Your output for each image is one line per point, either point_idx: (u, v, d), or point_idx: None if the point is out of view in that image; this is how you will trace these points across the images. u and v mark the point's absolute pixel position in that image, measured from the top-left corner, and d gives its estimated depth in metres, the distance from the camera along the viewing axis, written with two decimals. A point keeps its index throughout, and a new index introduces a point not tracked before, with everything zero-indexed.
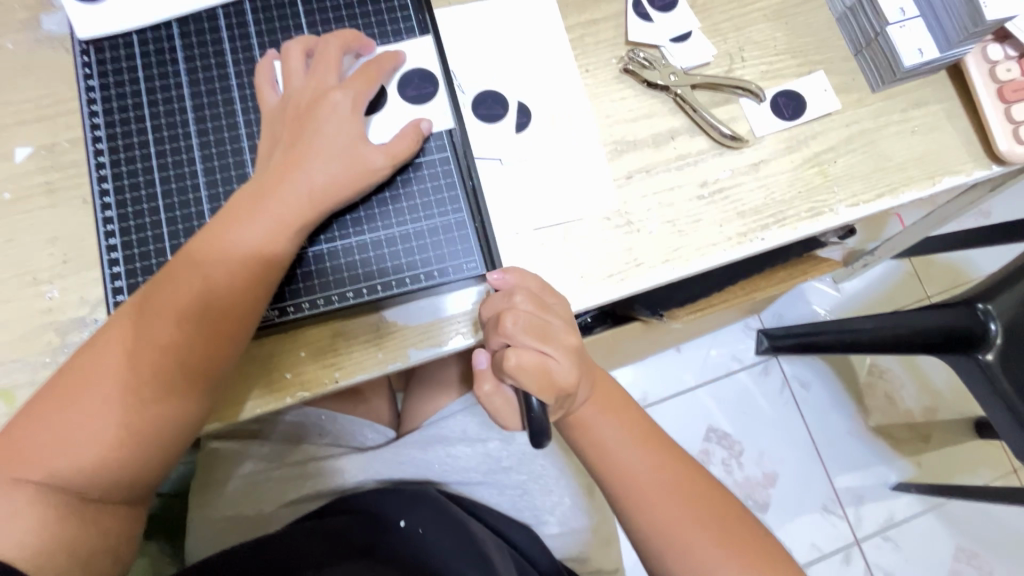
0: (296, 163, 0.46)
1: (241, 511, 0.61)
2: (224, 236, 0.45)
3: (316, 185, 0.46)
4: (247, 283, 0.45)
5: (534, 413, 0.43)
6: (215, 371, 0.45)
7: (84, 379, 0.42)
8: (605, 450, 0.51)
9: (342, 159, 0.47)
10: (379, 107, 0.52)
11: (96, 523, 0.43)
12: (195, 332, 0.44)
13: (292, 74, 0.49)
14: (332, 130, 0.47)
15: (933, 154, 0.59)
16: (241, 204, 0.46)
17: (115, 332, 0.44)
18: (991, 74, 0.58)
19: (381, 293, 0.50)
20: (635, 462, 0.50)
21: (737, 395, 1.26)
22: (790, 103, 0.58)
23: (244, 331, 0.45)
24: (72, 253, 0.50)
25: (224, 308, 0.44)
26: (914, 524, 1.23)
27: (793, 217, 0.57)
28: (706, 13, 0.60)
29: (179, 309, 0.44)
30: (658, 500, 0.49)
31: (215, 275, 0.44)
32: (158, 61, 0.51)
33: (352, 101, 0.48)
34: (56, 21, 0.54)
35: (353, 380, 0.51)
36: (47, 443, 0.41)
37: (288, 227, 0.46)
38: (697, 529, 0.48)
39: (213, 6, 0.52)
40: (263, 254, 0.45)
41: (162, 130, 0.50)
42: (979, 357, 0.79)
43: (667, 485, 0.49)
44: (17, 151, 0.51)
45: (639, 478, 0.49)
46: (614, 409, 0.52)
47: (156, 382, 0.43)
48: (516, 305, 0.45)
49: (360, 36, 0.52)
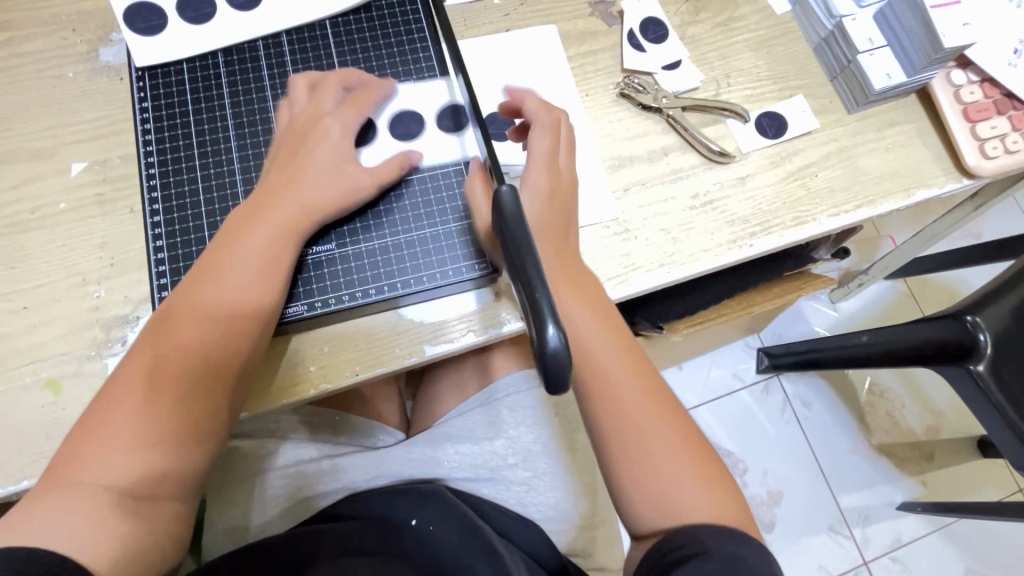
0: (293, 180, 0.51)
1: (260, 506, 0.63)
2: (235, 245, 0.50)
3: (309, 195, 0.51)
4: (256, 286, 0.49)
5: (550, 347, 0.31)
6: (236, 366, 0.49)
7: (119, 384, 0.46)
8: (583, 346, 0.50)
9: (332, 174, 0.52)
10: (417, 136, 0.59)
11: (146, 519, 0.45)
12: (214, 336, 0.48)
13: (296, 99, 0.55)
14: (327, 152, 0.53)
15: (907, 169, 0.64)
16: (245, 216, 0.51)
17: (147, 340, 0.48)
18: (955, 97, 0.64)
19: (401, 290, 0.55)
20: (612, 371, 0.50)
21: (738, 413, 1.28)
22: (772, 123, 0.64)
23: (258, 327, 0.50)
24: (119, 256, 0.55)
25: (237, 312, 0.49)
26: (922, 544, 1.23)
27: (779, 225, 0.61)
28: (694, 44, 0.67)
29: (200, 314, 0.48)
30: (633, 418, 0.49)
31: (228, 279, 0.49)
32: (204, 85, 0.57)
33: (341, 129, 0.54)
34: (113, 52, 0.60)
35: (373, 373, 0.54)
36: (93, 447, 0.44)
37: (287, 230, 0.50)
38: (666, 459, 0.48)
39: (254, 38, 0.59)
40: (267, 257, 0.50)
41: (206, 145, 0.56)
42: (971, 367, 0.81)
43: (645, 408, 0.49)
44: (73, 166, 0.57)
45: (611, 381, 0.49)
46: (595, 300, 0.51)
47: (185, 386, 0.47)
48: (534, 113, 0.53)
49: (361, 73, 0.58)
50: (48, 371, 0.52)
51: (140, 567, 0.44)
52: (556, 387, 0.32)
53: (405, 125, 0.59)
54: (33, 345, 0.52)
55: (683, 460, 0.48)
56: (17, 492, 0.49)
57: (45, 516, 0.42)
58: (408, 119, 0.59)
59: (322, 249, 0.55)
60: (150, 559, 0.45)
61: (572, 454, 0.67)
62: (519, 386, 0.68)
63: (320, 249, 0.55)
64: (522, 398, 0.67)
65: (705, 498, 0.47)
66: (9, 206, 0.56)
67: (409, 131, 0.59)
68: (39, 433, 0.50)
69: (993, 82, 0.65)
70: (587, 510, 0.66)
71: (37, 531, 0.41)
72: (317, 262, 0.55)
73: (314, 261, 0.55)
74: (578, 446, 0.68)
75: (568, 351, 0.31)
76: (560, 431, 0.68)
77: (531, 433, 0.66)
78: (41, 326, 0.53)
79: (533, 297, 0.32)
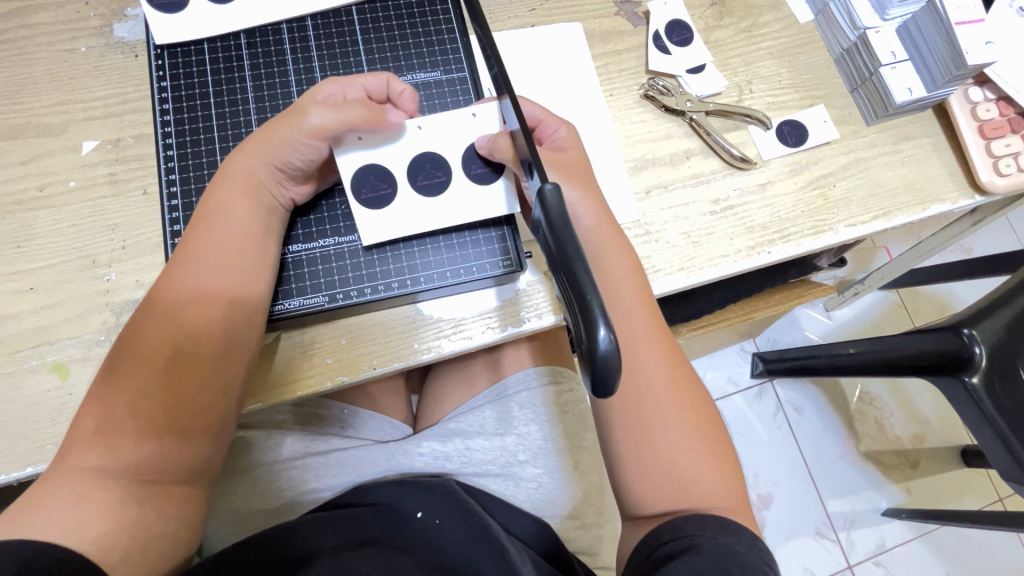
0: (252, 142, 0.50)
1: (267, 500, 0.62)
2: (213, 217, 0.48)
3: (279, 151, 0.49)
4: (231, 256, 0.47)
5: (601, 349, 0.30)
6: (212, 338, 0.46)
7: (111, 368, 0.45)
8: (613, 297, 0.51)
9: (294, 119, 0.49)
10: (443, 186, 0.54)
11: (154, 509, 0.44)
12: (196, 313, 0.46)
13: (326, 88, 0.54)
14: (308, 99, 0.50)
15: (921, 183, 0.65)
16: (224, 188, 0.49)
17: (133, 325, 0.46)
18: (972, 114, 0.64)
19: (423, 285, 0.54)
20: (638, 327, 0.52)
21: (731, 416, 1.29)
22: (793, 131, 0.64)
23: (230, 293, 0.47)
24: (131, 239, 0.53)
25: (215, 281, 0.46)
26: (904, 551, 1.25)
27: (796, 234, 0.62)
28: (718, 49, 0.67)
29: (184, 293, 0.46)
30: (647, 370, 0.51)
31: (207, 252, 0.47)
32: (226, 67, 0.56)
33: (339, 78, 0.51)
34: (128, 28, 0.58)
35: (390, 368, 0.54)
36: (94, 435, 0.43)
37: (254, 188, 0.49)
38: (666, 417, 0.51)
39: (279, 21, 0.57)
40: (236, 224, 0.48)
41: (227, 129, 0.55)
42: (967, 380, 0.81)
43: (661, 365, 0.52)
44: (84, 145, 0.55)
45: (632, 336, 0.51)
46: (628, 254, 0.53)
47: (165, 362, 0.45)
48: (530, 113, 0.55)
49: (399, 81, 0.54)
50: (54, 355, 0.50)
51: (152, 560, 0.43)
52: (604, 389, 0.31)
53: (429, 173, 0.54)
54: (39, 328, 0.50)
55: (685, 426, 0.51)
56: (20, 479, 0.48)
57: (53, 506, 0.40)
58: (430, 166, 0.54)
59: (346, 240, 0.54)
60: (160, 550, 0.44)
61: (581, 451, 0.67)
62: (530, 383, 0.68)
63: (343, 240, 0.54)
64: (532, 394, 0.68)
65: (698, 469, 0.50)
66: (17, 182, 0.54)
67: (434, 181, 0.54)
68: (42, 419, 0.48)
69: (1009, 101, 0.66)
70: (594, 510, 0.66)
71: (44, 521, 0.40)
72: (340, 252, 0.54)
73: (337, 250, 0.54)
74: (587, 443, 0.68)
75: (617, 354, 0.30)
76: (569, 430, 0.67)
77: (541, 432, 0.66)
78: (46, 308, 0.51)
79: (583, 298, 0.31)
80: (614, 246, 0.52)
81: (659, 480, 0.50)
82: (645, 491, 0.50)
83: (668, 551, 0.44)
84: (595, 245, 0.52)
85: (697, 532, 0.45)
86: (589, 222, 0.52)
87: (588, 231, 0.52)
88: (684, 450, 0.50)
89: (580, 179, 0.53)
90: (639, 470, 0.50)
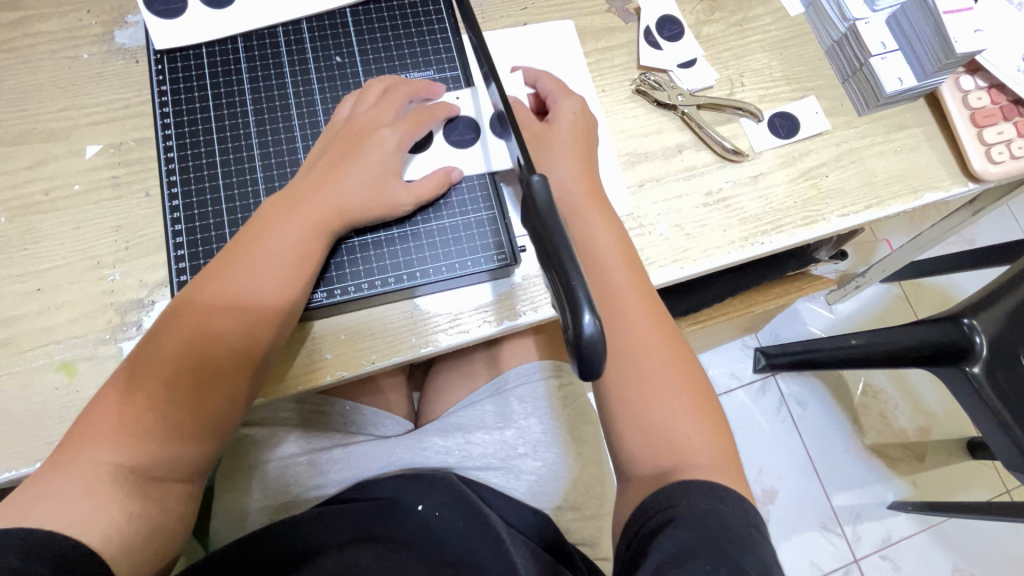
0: (344, 182, 0.51)
1: (274, 494, 0.63)
2: (268, 243, 0.49)
3: (348, 199, 0.51)
4: (290, 284, 0.49)
5: (586, 334, 0.31)
6: (244, 358, 0.47)
7: (146, 365, 0.46)
8: (598, 253, 0.53)
9: (374, 183, 0.52)
10: (468, 142, 0.58)
11: (157, 504, 0.45)
12: (246, 333, 0.47)
13: (363, 103, 0.55)
14: (376, 138, 0.53)
15: (914, 171, 0.65)
16: (281, 213, 0.50)
17: (175, 328, 0.47)
18: (964, 102, 0.65)
19: (419, 280, 0.55)
20: (624, 280, 0.53)
21: (734, 411, 1.30)
22: (785, 123, 0.65)
23: (274, 320, 0.49)
24: (134, 240, 0.55)
25: (268, 303, 0.48)
26: (911, 543, 1.25)
27: (790, 224, 0.62)
28: (708, 43, 0.67)
29: (238, 313, 0.47)
30: (634, 324, 0.52)
31: (265, 278, 0.48)
32: (224, 71, 0.57)
33: (353, 94, 0.57)
34: (128, 34, 0.60)
35: (389, 362, 0.55)
36: (108, 430, 0.44)
37: (318, 228, 0.50)
38: (659, 381, 0.51)
39: (274, 24, 0.58)
40: (297, 254, 0.49)
41: (225, 130, 0.56)
42: (966, 369, 0.81)
43: (643, 316, 0.52)
44: (87, 149, 0.57)
45: (617, 287, 0.52)
46: (612, 225, 0.55)
47: (203, 371, 0.46)
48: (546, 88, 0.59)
49: (430, 85, 0.58)
50: (62, 354, 0.51)
51: (152, 550, 0.44)
52: (590, 374, 0.32)
53: (461, 131, 0.59)
54: (46, 328, 0.52)
55: (671, 383, 0.51)
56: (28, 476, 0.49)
57: (56, 496, 0.42)
58: (463, 125, 0.59)
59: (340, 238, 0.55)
60: (160, 540, 0.45)
61: (580, 444, 0.68)
62: (529, 377, 0.69)
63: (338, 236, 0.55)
64: (532, 388, 0.69)
65: (685, 425, 0.50)
66: (24, 186, 0.55)
67: (464, 137, 0.58)
68: (50, 417, 0.50)
69: (1000, 88, 0.66)
70: (595, 502, 0.67)
71: (49, 507, 0.41)
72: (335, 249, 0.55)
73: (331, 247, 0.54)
74: (586, 436, 0.69)
75: (602, 339, 0.31)
76: (567, 422, 0.68)
77: (542, 424, 0.67)
78: (53, 308, 0.52)
79: (568, 285, 0.32)
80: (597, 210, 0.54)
81: (650, 436, 0.50)
82: (637, 449, 0.51)
83: (653, 527, 0.44)
84: (574, 212, 0.54)
85: (683, 501, 0.45)
86: (573, 190, 0.54)
87: (568, 203, 0.54)
88: (669, 403, 0.51)
89: (567, 148, 0.56)
90: (632, 421, 0.50)
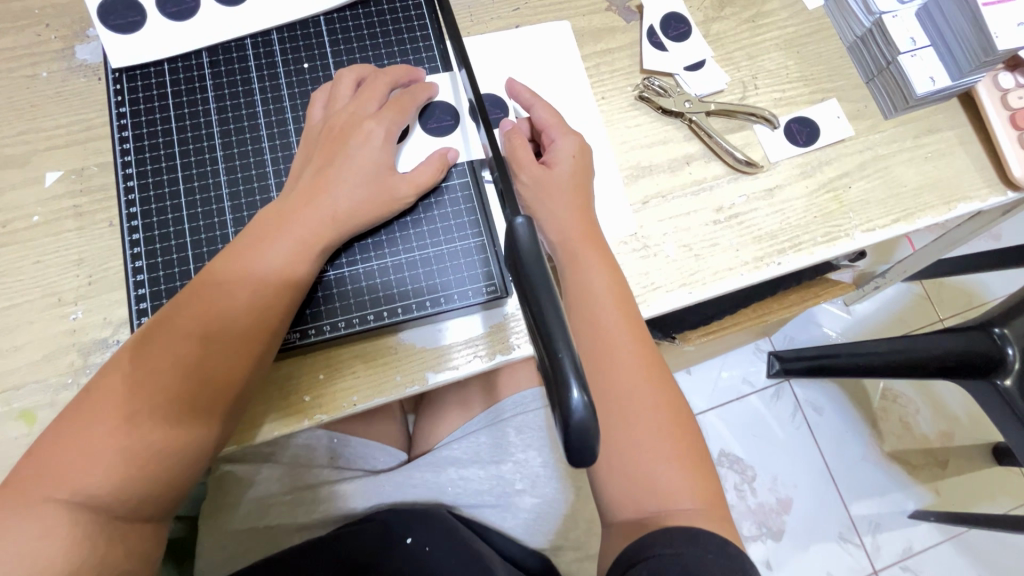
0: (333, 185, 0.47)
1: (256, 535, 0.60)
2: (252, 258, 0.45)
3: (340, 209, 0.47)
4: (283, 288, 0.45)
5: (574, 417, 0.27)
6: (229, 383, 0.43)
7: (124, 380, 0.41)
8: (594, 304, 0.48)
9: (370, 185, 0.48)
10: (448, 130, 0.54)
11: (124, 544, 0.40)
12: (241, 339, 0.44)
13: (339, 96, 0.51)
14: (357, 132, 0.49)
15: (945, 180, 0.59)
16: (270, 219, 0.46)
17: (159, 337, 0.42)
18: (1002, 102, 0.59)
19: (401, 316, 0.50)
20: (624, 333, 0.48)
21: (747, 419, 1.24)
22: (803, 129, 0.59)
23: (260, 349, 0.44)
24: (97, 275, 0.51)
25: (261, 307, 0.44)
26: (934, 555, 1.20)
27: (808, 241, 0.57)
28: (718, 43, 0.62)
29: (230, 318, 0.43)
30: (631, 383, 0.47)
31: (257, 284, 0.44)
32: (187, 89, 0.53)
33: (325, 87, 0.52)
34: (89, 49, 0.56)
35: (372, 403, 0.51)
36: (76, 456, 0.39)
37: (309, 247, 0.46)
38: (646, 438, 0.46)
39: (241, 36, 0.54)
40: (290, 258, 0.45)
41: (190, 155, 0.52)
42: (997, 382, 0.75)
43: (643, 375, 0.48)
44: (47, 176, 0.53)
45: (615, 341, 0.48)
46: (610, 270, 0.49)
47: (190, 385, 0.42)
48: (541, 118, 0.53)
49: (409, 70, 0.54)
50: (22, 401, 0.48)
51: None
52: (578, 461, 0.27)
53: (438, 118, 0.54)
54: (5, 372, 0.48)
55: (668, 452, 0.46)
56: None
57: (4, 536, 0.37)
58: (440, 112, 0.54)
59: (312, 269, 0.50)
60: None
61: (581, 477, 0.64)
62: (525, 406, 0.64)
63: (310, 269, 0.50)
64: (529, 417, 0.63)
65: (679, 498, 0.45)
66: None
67: (443, 124, 0.54)
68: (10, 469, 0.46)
69: None
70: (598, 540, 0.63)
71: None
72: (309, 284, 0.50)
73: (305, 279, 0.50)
74: None
75: (593, 421, 0.27)
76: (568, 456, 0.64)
77: (541, 456, 0.63)
78: (12, 350, 0.49)
79: (554, 357, 0.28)
80: (594, 258, 0.49)
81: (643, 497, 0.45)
82: (614, 499, 0.46)
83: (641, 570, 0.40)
84: (568, 260, 0.49)
85: (669, 550, 0.40)
86: (569, 238, 0.49)
87: (561, 248, 0.49)
88: (663, 473, 0.46)
89: (564, 194, 0.50)
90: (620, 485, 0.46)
